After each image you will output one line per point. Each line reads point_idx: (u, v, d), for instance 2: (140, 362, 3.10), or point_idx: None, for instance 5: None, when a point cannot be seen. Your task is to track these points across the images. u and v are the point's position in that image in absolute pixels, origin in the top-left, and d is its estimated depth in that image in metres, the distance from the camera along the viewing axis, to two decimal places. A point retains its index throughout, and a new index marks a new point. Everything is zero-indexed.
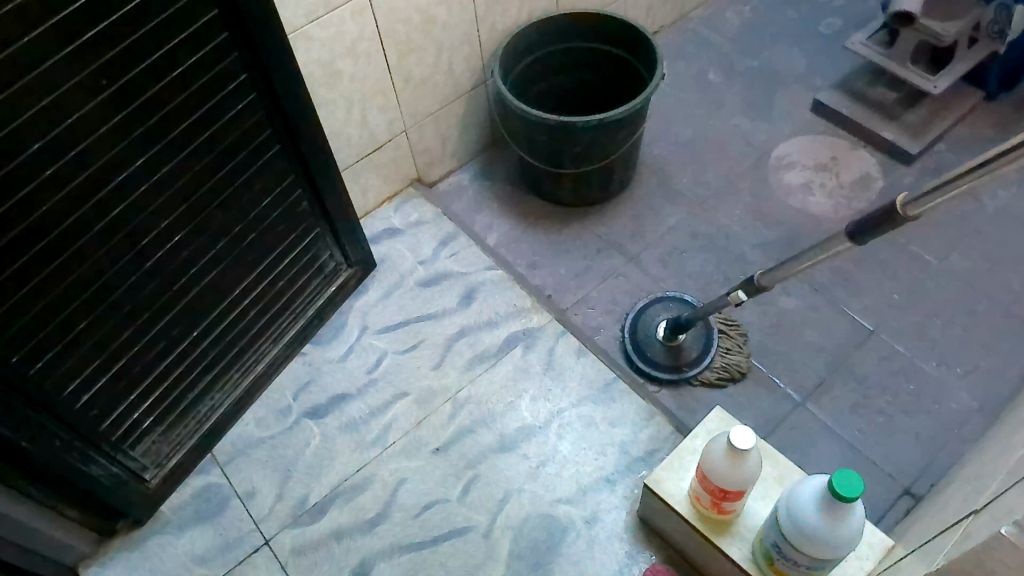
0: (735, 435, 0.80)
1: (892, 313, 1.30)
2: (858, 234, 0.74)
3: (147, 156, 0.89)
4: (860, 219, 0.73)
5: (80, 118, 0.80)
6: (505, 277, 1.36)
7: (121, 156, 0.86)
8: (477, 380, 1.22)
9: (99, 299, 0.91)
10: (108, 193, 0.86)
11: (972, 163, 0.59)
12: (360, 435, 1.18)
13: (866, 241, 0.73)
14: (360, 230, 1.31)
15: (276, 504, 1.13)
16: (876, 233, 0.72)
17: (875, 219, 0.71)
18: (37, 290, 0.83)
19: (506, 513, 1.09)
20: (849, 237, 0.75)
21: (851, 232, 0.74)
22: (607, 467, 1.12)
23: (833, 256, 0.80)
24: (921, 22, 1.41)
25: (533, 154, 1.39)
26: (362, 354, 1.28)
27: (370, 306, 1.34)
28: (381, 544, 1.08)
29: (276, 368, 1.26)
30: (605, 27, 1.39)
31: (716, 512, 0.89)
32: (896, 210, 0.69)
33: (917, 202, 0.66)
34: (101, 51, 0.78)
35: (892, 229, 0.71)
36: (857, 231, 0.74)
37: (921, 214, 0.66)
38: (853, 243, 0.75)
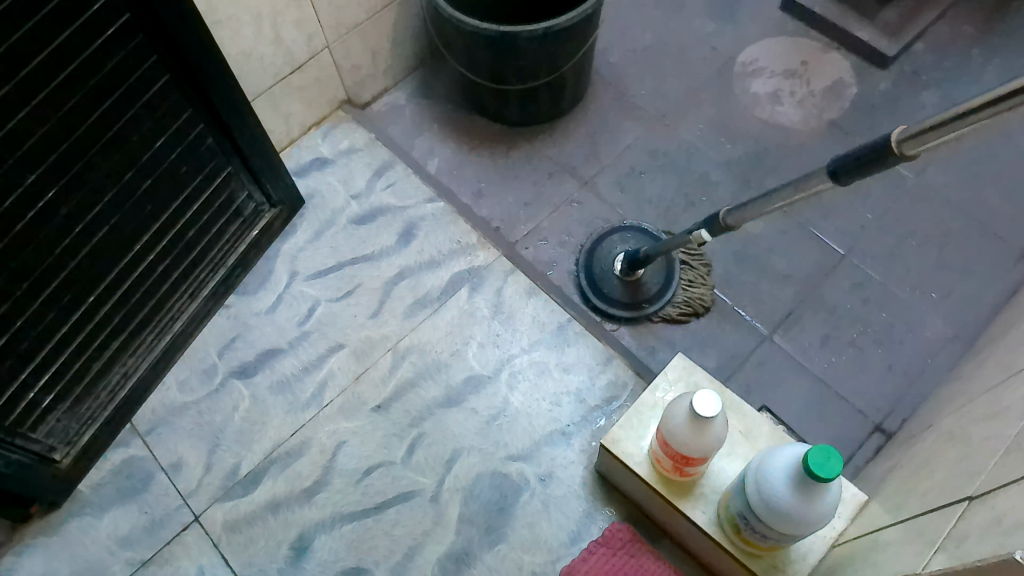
0: (699, 401, 0.71)
1: (864, 235, 1.21)
2: (841, 174, 0.62)
3: None
4: (844, 155, 0.61)
5: None
6: (447, 210, 1.23)
7: None
8: (420, 327, 1.12)
9: None
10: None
11: (994, 94, 0.47)
12: (294, 395, 1.09)
13: (849, 183, 0.62)
14: (281, 165, 1.16)
15: (205, 477, 1.04)
16: (860, 174, 0.61)
17: (863, 157, 0.60)
18: None
19: (455, 474, 1.01)
20: (831, 177, 0.64)
21: (833, 170, 0.63)
22: (562, 418, 1.04)
23: (810, 194, 0.69)
24: None
25: (474, 71, 1.23)
26: (292, 304, 1.16)
27: (299, 249, 1.21)
28: (321, 515, 1.00)
29: (198, 324, 1.14)
30: None
31: (678, 475, 0.81)
32: (890, 147, 0.57)
33: (914, 140, 0.54)
34: None
35: (882, 169, 0.60)
36: (839, 169, 0.63)
37: (919, 154, 0.55)
38: (835, 183, 0.64)
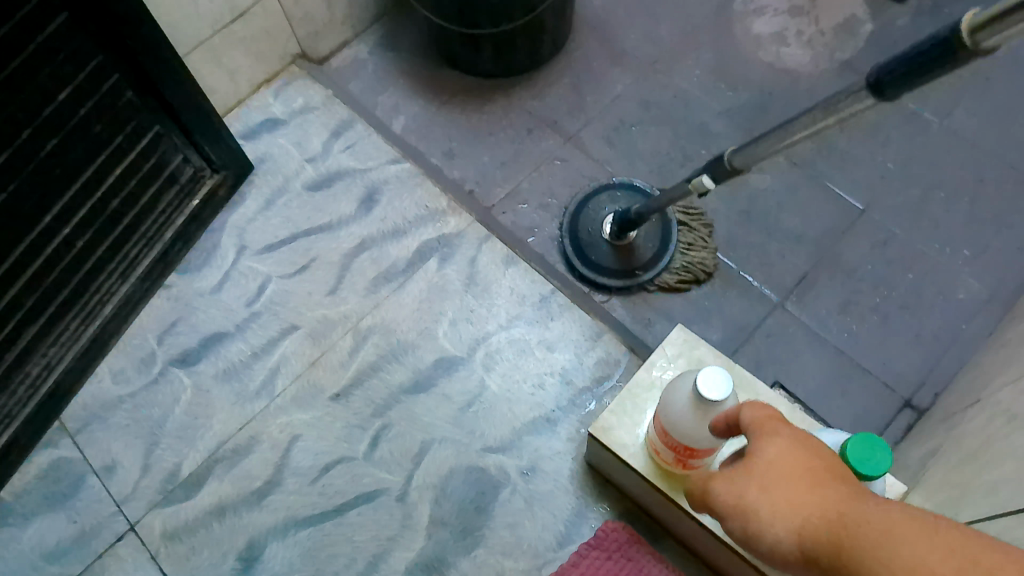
0: (704, 380, 0.58)
1: (885, 188, 1.07)
2: (885, 85, 0.50)
3: None
4: (891, 60, 0.49)
5: None
6: (413, 171, 1.10)
7: None
8: (384, 304, 0.98)
9: None
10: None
11: None
12: (242, 384, 0.95)
13: (893, 96, 0.49)
14: (221, 124, 1.01)
15: (142, 480, 0.91)
16: (909, 83, 0.48)
17: (915, 59, 0.47)
18: None
19: (424, 470, 0.88)
20: (873, 90, 0.52)
21: (875, 80, 0.51)
22: (546, 403, 0.91)
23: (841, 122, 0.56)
24: None
25: (441, 14, 1.09)
26: (240, 282, 1.03)
27: (248, 220, 1.07)
28: (273, 520, 0.87)
29: (133, 307, 1.00)
30: None
31: (681, 468, 0.68)
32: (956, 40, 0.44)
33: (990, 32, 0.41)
34: None
35: (942, 73, 0.47)
36: (883, 79, 0.50)
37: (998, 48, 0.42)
38: (877, 98, 0.52)
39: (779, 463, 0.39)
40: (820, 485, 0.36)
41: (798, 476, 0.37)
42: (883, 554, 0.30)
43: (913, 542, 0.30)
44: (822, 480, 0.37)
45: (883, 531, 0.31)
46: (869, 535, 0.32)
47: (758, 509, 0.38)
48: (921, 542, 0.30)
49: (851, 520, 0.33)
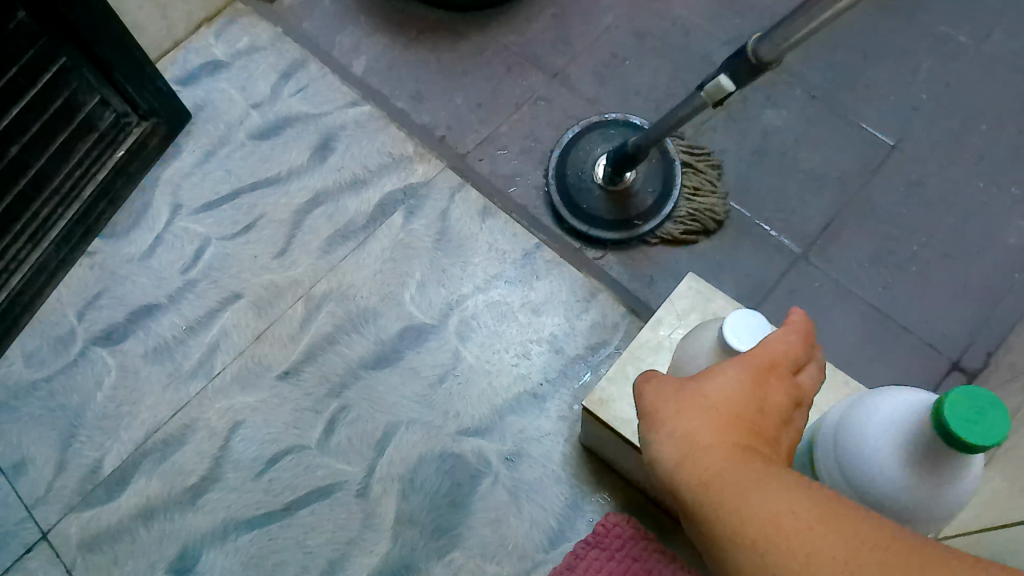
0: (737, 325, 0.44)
1: (919, 120, 0.93)
2: None
3: None
4: None
5: None
6: (374, 115, 0.95)
7: None
8: (341, 266, 0.84)
9: None
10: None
11: None
12: (175, 364, 0.81)
13: None
14: (146, 60, 0.86)
15: (56, 479, 0.77)
16: None
17: None
18: None
19: (390, 459, 0.74)
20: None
21: None
22: (532, 375, 0.77)
23: None
24: None
25: None
26: (175, 246, 0.88)
27: (184, 176, 0.92)
28: (210, 524, 0.73)
29: (48, 277, 0.85)
30: None
31: None
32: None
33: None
34: None
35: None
36: None
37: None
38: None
39: (717, 394, 0.37)
40: (733, 429, 0.35)
41: (725, 435, 0.35)
42: (740, 504, 0.32)
43: (800, 568, 0.29)
44: (738, 428, 0.35)
45: (777, 534, 0.30)
46: (761, 531, 0.30)
47: (663, 421, 0.37)
48: (812, 569, 0.29)
49: (740, 479, 0.32)
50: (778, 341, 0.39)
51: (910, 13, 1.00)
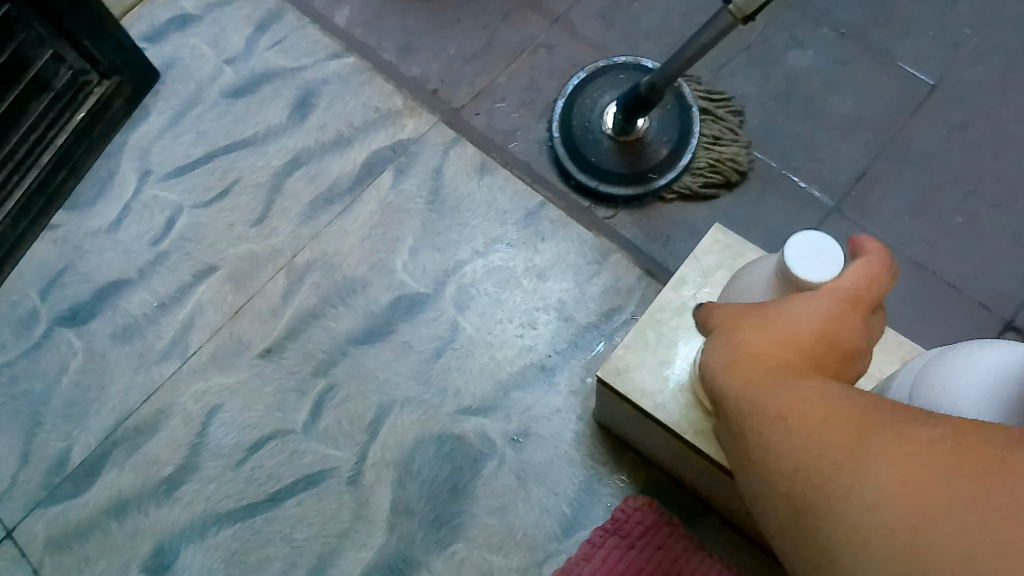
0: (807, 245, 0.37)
1: (961, 57, 0.84)
2: None
3: None
4: None
5: None
6: (359, 68, 0.86)
7: None
8: (325, 233, 0.76)
9: None
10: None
11: None
12: (146, 345, 0.74)
13: None
14: (103, 9, 0.77)
15: (18, 474, 0.70)
16: None
17: None
18: None
19: (383, 443, 0.67)
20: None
21: None
22: (539, 347, 0.70)
23: None
24: None
25: None
26: (143, 216, 0.80)
27: (152, 140, 0.84)
28: (187, 518, 0.66)
29: (5, 252, 0.78)
30: None
31: None
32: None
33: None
34: None
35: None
36: None
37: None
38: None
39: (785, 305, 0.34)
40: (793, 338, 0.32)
41: (782, 339, 0.32)
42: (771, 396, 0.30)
43: (810, 440, 0.27)
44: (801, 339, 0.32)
45: (796, 420, 0.28)
46: (789, 409, 0.29)
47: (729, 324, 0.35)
48: (822, 443, 0.27)
49: (779, 376, 0.30)
50: (854, 268, 0.34)
51: None
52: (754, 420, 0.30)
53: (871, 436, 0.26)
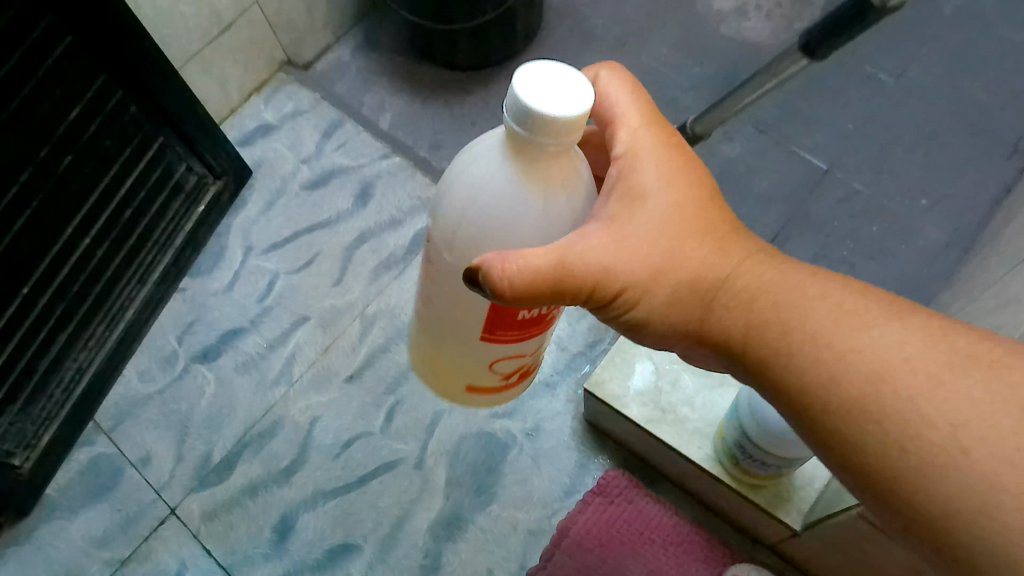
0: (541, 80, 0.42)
1: (847, 147, 1.14)
2: (816, 47, 0.67)
3: None
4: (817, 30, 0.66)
5: None
6: (404, 164, 1.16)
7: None
8: (387, 290, 1.06)
9: None
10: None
11: None
12: (261, 374, 1.02)
13: (825, 53, 0.67)
14: (218, 130, 1.07)
15: (176, 468, 0.98)
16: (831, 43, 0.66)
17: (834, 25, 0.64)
18: None
19: (438, 438, 0.96)
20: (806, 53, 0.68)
21: (807, 45, 0.68)
22: (545, 369, 0.99)
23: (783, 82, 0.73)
24: None
25: (418, 14, 1.16)
26: (250, 280, 1.09)
27: (251, 222, 1.13)
28: (301, 495, 0.95)
29: (152, 310, 1.06)
30: None
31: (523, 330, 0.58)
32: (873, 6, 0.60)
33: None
34: None
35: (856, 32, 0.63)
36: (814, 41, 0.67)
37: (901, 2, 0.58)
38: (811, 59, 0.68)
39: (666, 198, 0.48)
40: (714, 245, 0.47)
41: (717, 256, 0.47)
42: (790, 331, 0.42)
43: (853, 373, 0.40)
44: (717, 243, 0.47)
45: (831, 359, 0.41)
46: (820, 360, 0.41)
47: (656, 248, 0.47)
48: (865, 370, 0.40)
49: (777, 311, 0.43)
50: (631, 108, 0.51)
51: (838, 56, 1.22)
52: (787, 362, 0.42)
53: (860, 349, 0.40)
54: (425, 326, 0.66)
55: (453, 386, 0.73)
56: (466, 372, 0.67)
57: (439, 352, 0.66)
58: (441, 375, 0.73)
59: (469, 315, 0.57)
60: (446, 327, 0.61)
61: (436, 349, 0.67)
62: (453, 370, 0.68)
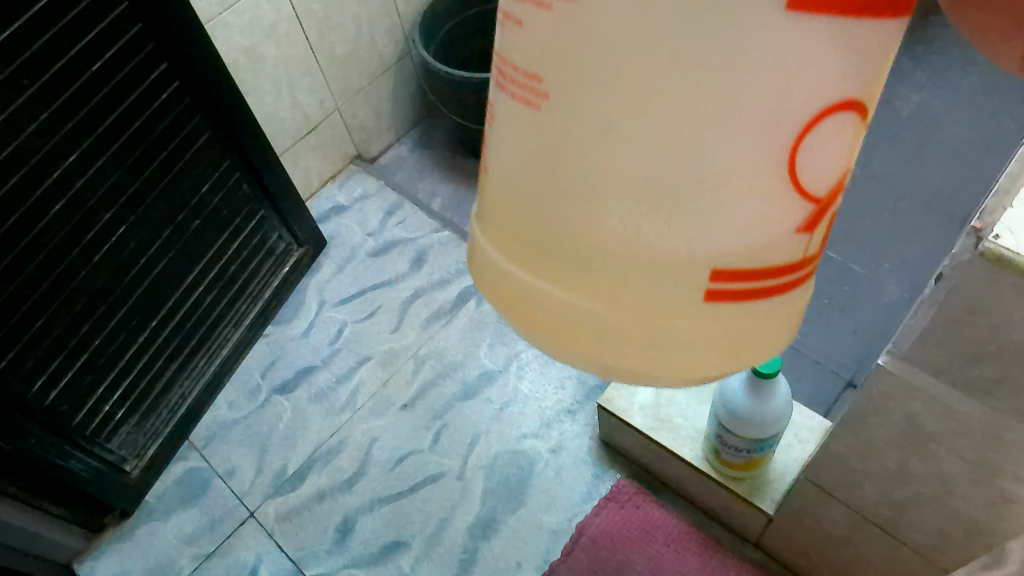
0: None
1: None
2: None
3: (86, 175, 0.90)
4: None
5: (34, 130, 0.81)
6: (452, 238, 1.39)
7: (61, 177, 0.86)
8: (436, 336, 1.27)
9: (61, 315, 0.93)
10: (33, 205, 0.84)
11: None
12: (329, 402, 1.23)
13: None
14: (304, 208, 1.33)
15: (256, 478, 1.16)
16: None
17: None
18: (9, 305, 0.85)
19: (476, 454, 1.14)
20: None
21: None
22: (567, 399, 1.18)
23: None
24: None
25: (466, 118, 1.40)
26: (323, 327, 1.31)
27: (325, 281, 1.37)
28: (361, 500, 1.12)
29: (242, 351, 1.27)
30: None
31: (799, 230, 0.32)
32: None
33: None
34: (35, 65, 0.78)
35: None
36: None
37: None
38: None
39: None
40: None
41: None
42: None
43: None
44: None
45: None
46: None
47: None
48: None
49: None
50: None
51: None
52: None
53: None
54: (569, 139, 0.30)
55: (629, 283, 0.33)
56: (683, 254, 0.31)
57: (622, 192, 0.30)
58: (605, 300, 0.34)
59: (693, 105, 0.27)
60: (625, 119, 0.28)
61: (574, 174, 0.30)
62: (652, 246, 0.31)
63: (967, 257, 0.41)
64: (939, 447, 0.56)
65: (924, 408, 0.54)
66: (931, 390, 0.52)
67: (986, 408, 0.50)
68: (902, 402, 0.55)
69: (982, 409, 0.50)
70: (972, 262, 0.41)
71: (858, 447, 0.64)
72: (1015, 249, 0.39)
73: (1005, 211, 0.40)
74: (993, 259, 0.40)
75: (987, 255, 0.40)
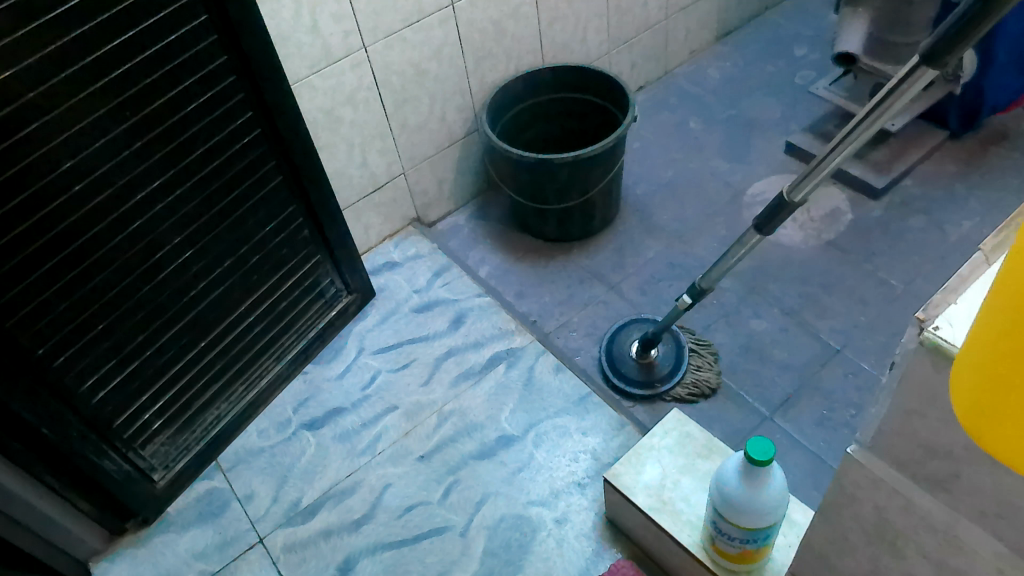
0: None
1: (858, 334, 1.35)
2: (762, 225, 0.88)
3: (165, 201, 1.02)
4: (762, 212, 0.87)
5: (130, 154, 0.95)
6: (492, 303, 1.46)
7: (144, 200, 0.99)
8: (462, 394, 1.32)
9: (121, 322, 1.04)
10: (115, 220, 0.96)
11: (830, 149, 0.75)
12: (352, 444, 1.27)
13: (767, 231, 0.87)
14: (358, 260, 1.42)
15: (272, 506, 1.21)
16: (774, 221, 0.86)
17: (770, 209, 0.85)
18: (78, 304, 0.97)
19: (482, 513, 1.16)
20: (755, 229, 0.89)
21: (757, 224, 0.88)
22: (579, 472, 1.19)
23: (753, 250, 0.93)
24: (863, 62, 1.46)
25: (521, 194, 1.48)
26: (357, 372, 1.37)
27: (367, 330, 1.44)
28: (365, 542, 1.16)
29: (279, 383, 1.35)
30: (570, 75, 1.52)
31: None
32: (786, 199, 0.83)
33: (797, 187, 0.80)
34: (139, 99, 0.93)
35: (786, 216, 0.85)
36: (762, 223, 0.88)
37: (803, 199, 0.81)
38: (760, 235, 0.89)
39: None
40: None
41: None
42: None
43: None
44: None
45: None
46: None
47: None
48: None
49: None
50: None
51: (856, 263, 1.47)
52: None
53: None
54: None
55: None
56: None
57: None
58: None
59: None
60: None
61: None
62: None
63: (912, 345, 0.45)
64: (905, 545, 0.57)
65: (889, 502, 0.55)
66: (893, 484, 0.54)
67: (941, 505, 0.51)
68: (868, 494, 0.56)
69: (940, 506, 0.51)
70: (915, 350, 0.44)
71: (834, 540, 0.65)
72: (951, 339, 0.43)
73: (948, 306, 0.44)
74: (931, 348, 0.43)
75: (925, 342, 0.44)
